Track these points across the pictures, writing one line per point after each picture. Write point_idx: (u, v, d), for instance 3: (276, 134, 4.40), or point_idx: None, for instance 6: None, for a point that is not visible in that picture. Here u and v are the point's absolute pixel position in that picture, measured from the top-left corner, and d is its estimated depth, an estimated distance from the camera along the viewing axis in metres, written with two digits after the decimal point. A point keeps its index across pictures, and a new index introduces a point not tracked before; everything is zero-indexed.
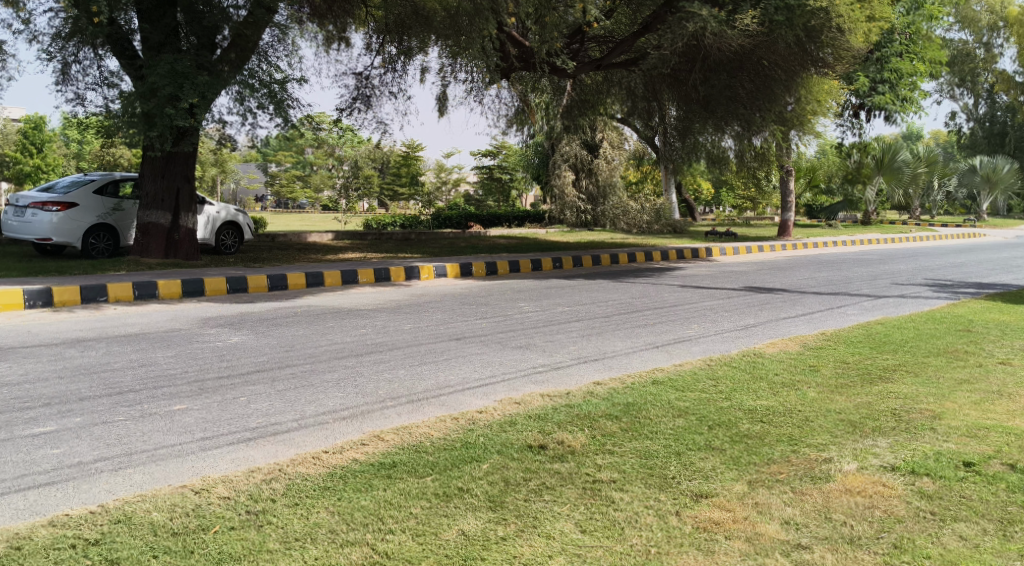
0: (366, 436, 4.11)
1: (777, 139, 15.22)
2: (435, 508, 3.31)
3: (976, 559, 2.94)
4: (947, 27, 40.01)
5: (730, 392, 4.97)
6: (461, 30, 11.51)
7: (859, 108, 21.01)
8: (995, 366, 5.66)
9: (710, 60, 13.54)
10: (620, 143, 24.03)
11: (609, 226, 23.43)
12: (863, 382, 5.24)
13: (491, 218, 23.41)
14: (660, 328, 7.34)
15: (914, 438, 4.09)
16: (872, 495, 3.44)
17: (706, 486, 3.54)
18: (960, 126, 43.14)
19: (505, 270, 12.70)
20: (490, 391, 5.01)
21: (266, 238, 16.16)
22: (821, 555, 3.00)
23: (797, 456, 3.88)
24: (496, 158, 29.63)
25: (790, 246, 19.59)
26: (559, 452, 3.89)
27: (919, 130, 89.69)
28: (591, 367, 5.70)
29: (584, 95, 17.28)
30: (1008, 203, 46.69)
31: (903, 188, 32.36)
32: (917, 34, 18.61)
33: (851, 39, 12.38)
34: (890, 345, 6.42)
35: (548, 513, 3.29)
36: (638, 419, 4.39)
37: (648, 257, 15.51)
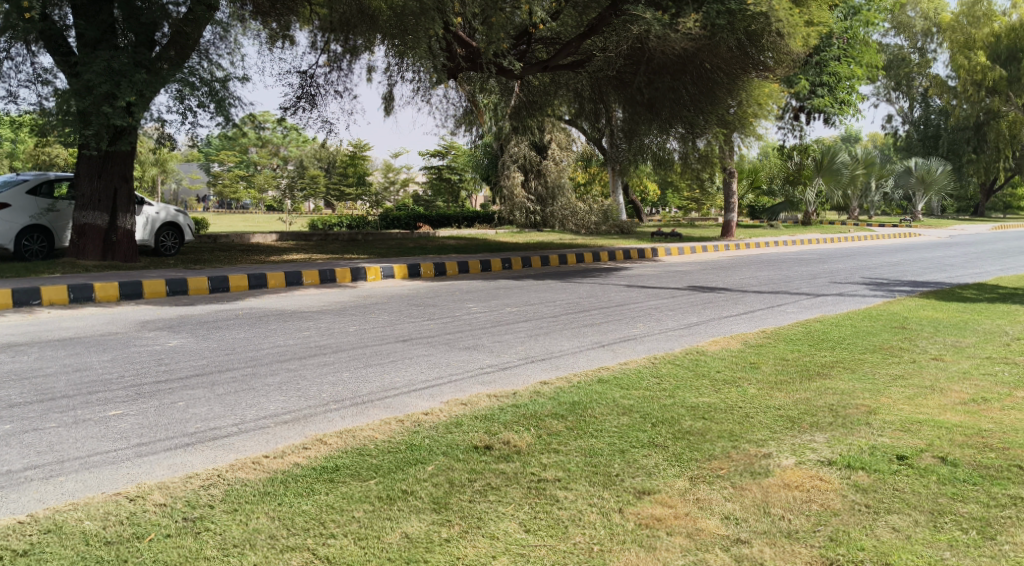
0: (309, 440, 4.05)
1: (720, 141, 15.48)
2: (378, 511, 3.29)
3: (908, 551, 3.02)
4: (883, 32, 41.30)
5: (674, 389, 5.04)
6: (407, 29, 11.43)
7: (799, 111, 21.45)
8: (928, 362, 5.83)
9: (655, 62, 13.70)
10: (569, 144, 23.99)
11: (558, 226, 23.56)
12: (802, 378, 5.36)
13: (440, 218, 23.37)
14: (606, 328, 7.39)
15: (850, 433, 4.18)
16: (809, 489, 3.52)
17: (649, 483, 3.58)
18: (896, 129, 44.49)
19: (453, 270, 12.68)
20: (436, 392, 5.00)
21: (209, 239, 15.87)
22: (760, 550, 3.05)
23: (737, 451, 3.95)
24: (445, 158, 29.62)
25: (733, 246, 19.94)
26: (504, 452, 3.89)
27: (855, 132, 92.20)
28: (538, 367, 5.71)
29: (532, 96, 17.01)
30: (943, 203, 48.22)
31: (842, 189, 33.17)
32: (855, 39, 19.04)
33: (789, 43, 12.62)
34: (828, 342, 6.57)
35: (491, 513, 3.29)
36: (583, 417, 4.41)
37: (596, 258, 15.63)
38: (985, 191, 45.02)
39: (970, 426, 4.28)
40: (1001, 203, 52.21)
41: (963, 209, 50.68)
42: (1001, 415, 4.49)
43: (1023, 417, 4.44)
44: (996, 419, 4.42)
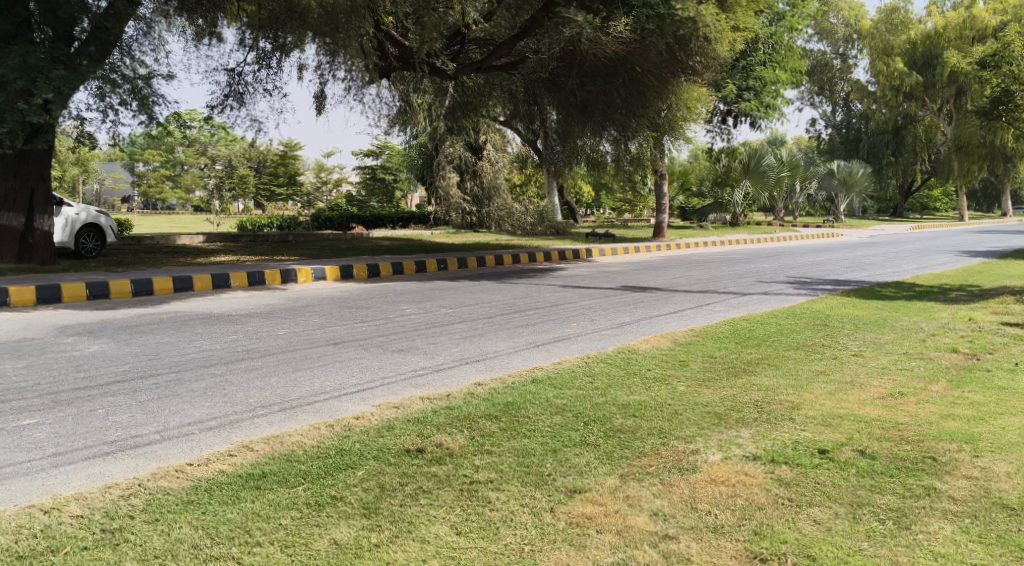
0: (235, 447, 3.96)
1: (651, 144, 15.72)
2: (307, 518, 3.24)
3: (828, 542, 3.12)
4: (807, 38, 42.46)
5: (606, 388, 5.10)
6: (337, 29, 11.22)
7: (727, 115, 21.97)
8: (849, 358, 6.02)
9: (587, 65, 13.83)
10: (503, 145, 24.17)
11: (495, 227, 23.46)
12: (730, 375, 5.48)
13: (374, 219, 23.11)
14: (539, 328, 7.42)
15: (775, 429, 4.29)
16: (735, 484, 3.60)
17: (580, 481, 3.60)
18: (820, 132, 45.72)
19: (387, 272, 12.56)
20: (368, 396, 4.95)
21: (132, 241, 15.37)
22: (687, 546, 3.11)
23: (666, 448, 4.01)
24: (379, 158, 29.36)
25: (665, 246, 20.31)
26: (437, 455, 3.88)
27: (780, 136, 94.68)
28: (472, 368, 5.70)
29: (466, 96, 17.13)
30: (865, 203, 49.86)
31: (769, 191, 34.03)
32: (779, 45, 19.61)
33: (717, 48, 12.89)
34: (753, 340, 6.73)
35: (422, 516, 3.27)
36: (517, 418, 4.42)
37: (531, 259, 15.68)
38: (903, 193, 46.68)
39: (888, 420, 4.43)
40: (918, 203, 54.10)
41: (883, 210, 52.47)
42: (916, 409, 4.67)
43: (937, 410, 4.62)
44: (912, 412, 4.59)
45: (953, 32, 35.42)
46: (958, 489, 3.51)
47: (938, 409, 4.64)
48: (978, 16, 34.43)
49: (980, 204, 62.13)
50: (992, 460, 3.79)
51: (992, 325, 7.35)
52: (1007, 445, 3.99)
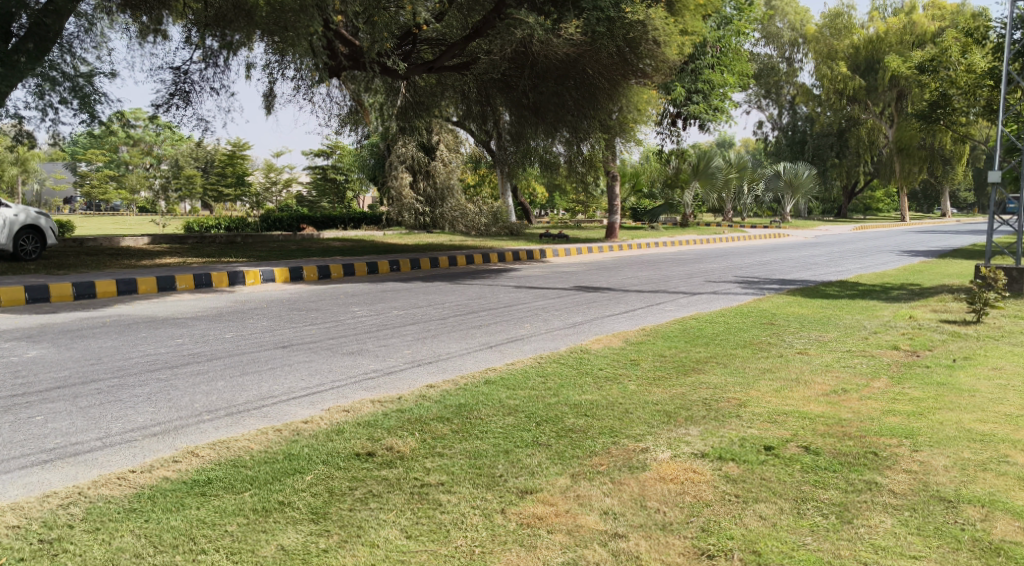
0: (179, 453, 3.89)
1: (603, 146, 15.83)
2: (253, 524, 3.20)
3: (774, 537, 3.17)
4: (755, 41, 43.15)
5: (558, 387, 5.12)
6: (286, 27, 11.08)
7: (676, 117, 22.25)
8: (794, 356, 6.14)
9: (538, 66, 13.87)
10: (457, 145, 24.18)
11: (448, 228, 23.41)
12: (679, 373, 5.54)
13: (324, 220, 22.82)
14: (493, 329, 7.43)
15: (722, 426, 4.35)
16: (683, 482, 3.64)
17: (532, 482, 3.61)
18: (767, 135, 46.54)
19: (338, 274, 12.44)
20: (317, 399, 4.89)
21: (73, 243, 14.96)
22: (636, 543, 3.14)
23: (616, 447, 4.04)
24: (330, 159, 29.10)
25: (617, 247, 20.49)
26: (388, 458, 3.85)
27: (727, 137, 96.23)
28: (424, 370, 5.67)
29: (418, 97, 16.89)
30: (810, 204, 50.89)
31: (718, 192, 34.54)
32: (727, 48, 19.91)
33: (666, 52, 13.21)
34: (703, 339, 6.82)
35: (372, 521, 3.25)
36: (469, 419, 4.42)
37: (485, 260, 15.67)
38: (847, 193, 47.77)
39: (831, 416, 4.53)
40: (861, 204, 55.32)
41: (828, 211, 53.62)
42: (859, 405, 4.78)
43: (878, 407, 4.73)
44: (854, 408, 4.70)
45: (895, 38, 37.02)
46: (898, 483, 3.60)
47: (879, 405, 4.75)
48: (918, 22, 36.24)
49: (920, 205, 63.94)
50: (931, 454, 3.90)
51: (931, 323, 7.57)
52: (944, 439, 4.11)
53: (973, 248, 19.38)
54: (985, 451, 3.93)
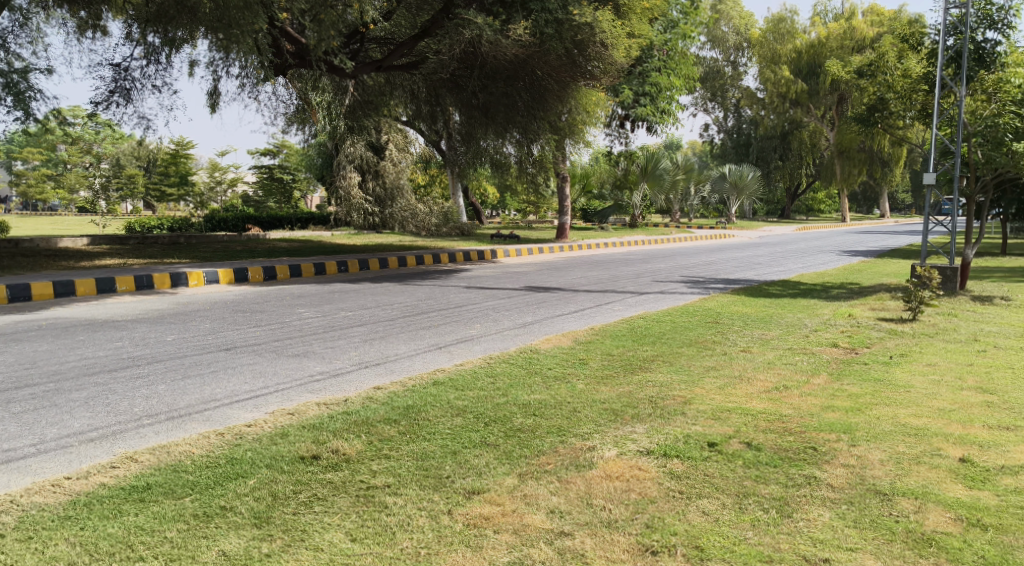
0: (117, 458, 3.80)
1: (553, 147, 15.91)
2: (193, 529, 3.15)
3: (716, 533, 3.23)
4: (700, 45, 43.75)
5: (507, 387, 5.13)
6: (230, 24, 10.89)
7: (624, 119, 22.44)
8: (738, 354, 6.25)
9: (487, 68, 13.85)
10: (406, 145, 24.12)
11: (398, 228, 23.42)
12: (626, 372, 5.60)
13: (271, 220, 22.53)
14: (443, 330, 7.41)
15: (668, 423, 4.41)
16: (628, 479, 3.68)
17: (479, 482, 3.61)
18: (712, 137, 47.22)
19: (284, 274, 12.26)
20: (262, 403, 4.82)
21: (8, 244, 14.49)
22: (582, 541, 3.17)
23: (564, 446, 4.07)
24: (276, 158, 28.68)
25: (567, 248, 20.61)
26: (333, 461, 3.81)
27: (675, 140, 97.40)
28: (372, 372, 5.63)
29: (368, 96, 16.75)
30: (755, 205, 51.78)
31: (665, 194, 34.91)
32: (673, 52, 20.14)
33: (614, 53, 13.32)
34: (649, 337, 6.91)
35: (316, 524, 3.22)
36: (417, 421, 4.40)
37: (435, 261, 15.62)
38: (790, 195, 48.72)
39: (773, 412, 4.62)
40: (804, 205, 56.27)
41: (772, 212, 54.69)
42: (800, 401, 4.88)
43: (818, 403, 4.84)
44: (795, 404, 4.81)
45: (836, 43, 38.02)
46: (836, 477, 3.69)
47: (819, 401, 4.86)
48: (857, 28, 37.35)
49: (859, 204, 65.62)
50: (867, 449, 4.01)
51: (869, 321, 7.77)
52: (880, 433, 4.22)
53: (910, 249, 20.00)
54: (919, 445, 4.06)
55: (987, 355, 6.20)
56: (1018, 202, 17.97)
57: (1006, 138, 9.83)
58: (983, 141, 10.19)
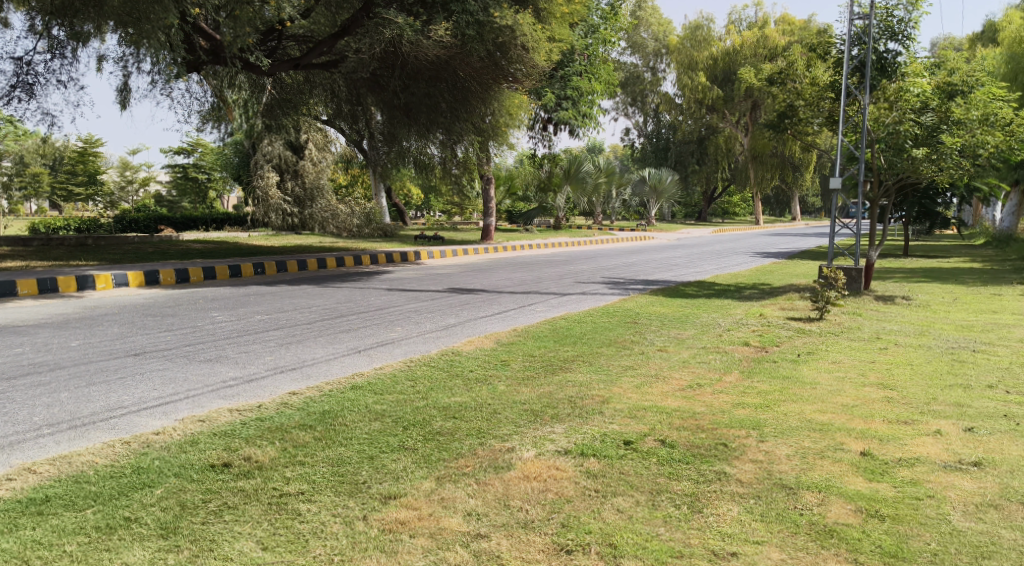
0: (14, 470, 3.65)
1: (476, 148, 15.92)
2: (95, 542, 3.09)
3: (629, 530, 3.29)
4: (620, 50, 44.43)
5: (427, 391, 5.11)
6: (141, 20, 10.54)
7: (547, 122, 22.64)
8: (654, 353, 6.36)
9: (408, 68, 13.76)
10: (326, 144, 23.87)
11: (318, 229, 22.89)
12: (547, 372, 5.64)
13: (185, 220, 21.93)
14: (363, 333, 7.33)
15: (586, 423, 4.47)
16: (546, 479, 3.71)
17: (396, 487, 3.59)
18: (633, 141, 47.98)
19: (198, 277, 11.90)
20: (171, 410, 4.68)
21: None
22: (498, 543, 3.19)
23: (483, 448, 4.07)
24: (191, 156, 27.82)
25: (491, 249, 20.57)
26: (245, 468, 3.73)
27: (597, 144, 98.72)
28: (287, 377, 5.52)
29: (285, 94, 16.40)
30: (674, 209, 52.84)
31: (587, 196, 35.27)
32: (594, 57, 20.39)
33: (534, 56, 13.37)
34: (571, 338, 6.98)
35: (226, 533, 3.17)
36: (333, 426, 4.34)
37: (357, 262, 15.43)
38: (706, 198, 49.84)
39: (687, 410, 4.73)
40: (720, 209, 57.55)
41: (690, 215, 55.82)
42: (712, 398, 5.02)
43: (730, 400, 4.98)
44: (708, 402, 4.93)
45: (749, 50, 39.10)
46: (745, 472, 3.80)
47: (731, 398, 5.01)
48: (769, 36, 38.48)
49: (772, 207, 67.84)
50: (775, 444, 4.14)
51: (779, 320, 8.01)
52: (787, 429, 4.37)
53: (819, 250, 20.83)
54: (823, 440, 4.21)
55: (888, 352, 6.47)
56: (919, 205, 18.78)
57: (908, 145, 10.37)
58: (885, 147, 10.73)
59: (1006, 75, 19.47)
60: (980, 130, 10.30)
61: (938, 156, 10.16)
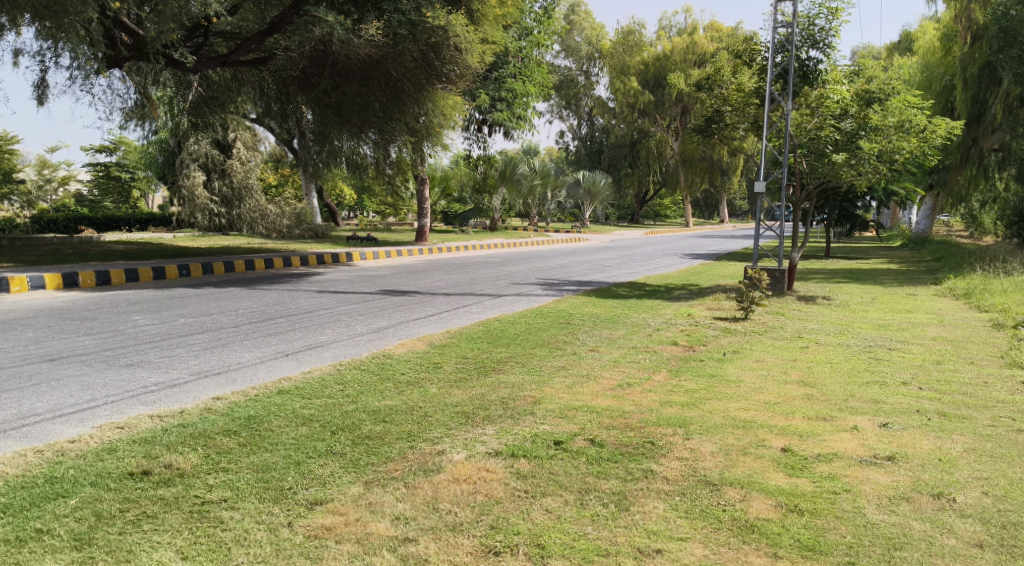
0: None
1: (410, 149, 15.81)
2: (3, 557, 3.03)
3: (557, 530, 3.31)
4: (555, 54, 44.73)
5: (357, 394, 5.05)
6: (59, 14, 10.15)
7: (482, 124, 22.64)
8: (586, 353, 6.42)
9: (339, 67, 13.60)
10: (255, 144, 23.44)
11: (247, 230, 22.44)
12: (478, 374, 5.65)
13: (106, 220, 21.54)
14: (291, 336, 7.21)
15: (517, 424, 4.48)
16: (476, 481, 3.71)
17: (322, 492, 3.54)
18: (567, 144, 48.33)
19: (120, 279, 11.54)
20: (88, 417, 4.53)
21: None
22: (425, 546, 3.18)
23: (413, 451, 4.05)
24: (114, 154, 27.01)
25: (426, 250, 20.45)
26: (165, 476, 3.63)
27: (531, 146, 99.04)
28: (212, 382, 5.39)
29: (212, 92, 15.96)
30: (607, 211, 53.41)
31: (522, 198, 35.30)
32: (528, 60, 20.52)
33: (467, 58, 13.34)
34: (504, 339, 6.99)
35: (143, 543, 3.12)
36: (258, 432, 4.25)
37: (287, 263, 15.20)
38: (639, 201, 50.54)
39: (617, 409, 4.80)
40: (652, 211, 58.42)
41: (622, 217, 56.54)
42: (641, 397, 5.09)
43: (657, 398, 5.06)
44: (636, 401, 4.99)
45: (679, 56, 39.79)
46: (671, 470, 3.86)
47: (659, 397, 5.09)
48: (699, 43, 39.24)
49: (701, 211, 69.41)
50: (701, 442, 4.22)
51: (706, 320, 8.17)
52: (713, 427, 4.46)
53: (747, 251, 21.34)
54: (746, 437, 4.31)
55: (809, 350, 6.67)
56: (840, 208, 19.37)
57: (828, 150, 10.74)
58: (807, 152, 11.06)
59: (921, 84, 20.17)
60: (896, 136, 10.63)
61: (856, 161, 10.51)
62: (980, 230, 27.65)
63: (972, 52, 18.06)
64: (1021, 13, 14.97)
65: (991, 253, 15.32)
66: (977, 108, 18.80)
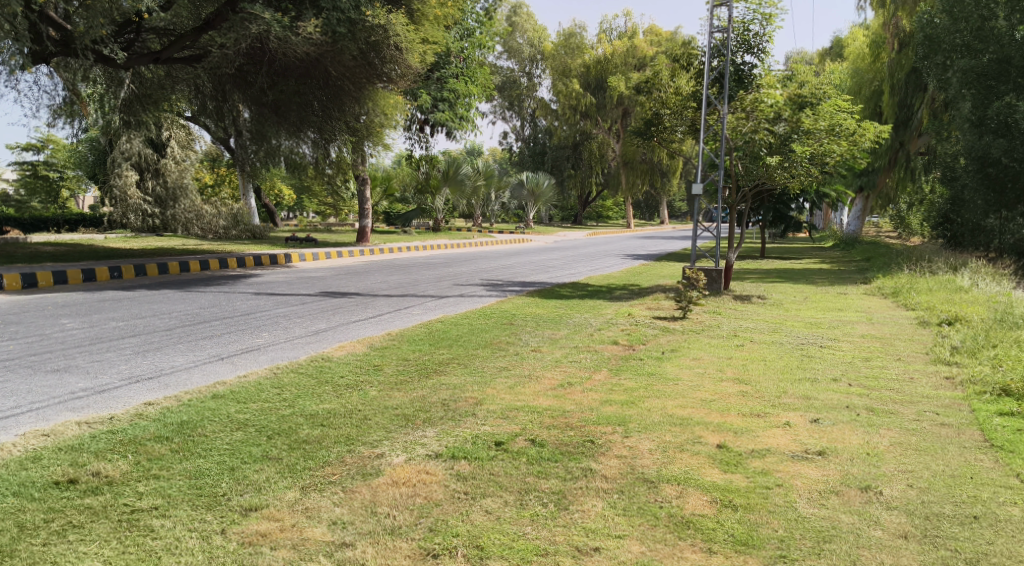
0: None
1: (350, 148, 15.67)
2: None
3: (496, 531, 3.32)
4: (497, 55, 44.76)
5: (294, 399, 4.97)
6: None
7: (424, 124, 22.52)
8: (528, 353, 6.45)
9: (276, 64, 13.40)
10: (190, 143, 22.84)
11: (182, 231, 21.94)
12: (420, 376, 5.62)
13: (33, 221, 21.05)
14: (227, 339, 7.07)
15: (458, 425, 4.47)
16: (415, 484, 3.69)
17: (257, 498, 3.48)
18: (510, 145, 48.38)
19: (47, 281, 11.15)
20: (11, 424, 4.37)
21: None
22: (363, 551, 3.16)
23: (351, 455, 4.00)
24: (41, 153, 26.16)
25: (369, 251, 20.27)
26: (93, 484, 3.54)
27: (474, 147, 98.86)
28: (143, 388, 5.24)
29: (144, 88, 15.44)
30: (551, 212, 53.62)
31: (465, 199, 35.16)
32: (469, 60, 20.52)
33: (408, 57, 13.27)
34: (446, 341, 6.97)
35: (69, 555, 3.05)
36: (192, 437, 4.16)
37: (224, 264, 14.91)
38: (582, 202, 50.88)
39: (557, 408, 4.82)
40: (595, 212, 58.86)
41: (565, 218, 56.83)
42: (581, 396, 5.12)
43: (598, 397, 5.10)
44: (577, 401, 5.02)
45: (620, 59, 40.17)
46: (610, 468, 3.90)
47: (599, 396, 5.13)
48: (639, 46, 39.71)
49: (643, 212, 70.23)
50: (639, 439, 4.27)
51: (646, 319, 8.26)
52: (650, 424, 4.52)
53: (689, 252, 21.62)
54: (683, 434, 4.38)
55: (745, 348, 6.81)
56: (775, 209, 19.82)
57: (762, 153, 10.98)
58: (742, 154, 11.32)
59: (851, 89, 20.72)
60: (828, 140, 10.87)
61: (789, 164, 10.83)
62: (907, 230, 28.52)
63: (898, 59, 18.80)
64: (945, 21, 15.51)
65: (918, 253, 15.84)
66: (903, 112, 19.60)
